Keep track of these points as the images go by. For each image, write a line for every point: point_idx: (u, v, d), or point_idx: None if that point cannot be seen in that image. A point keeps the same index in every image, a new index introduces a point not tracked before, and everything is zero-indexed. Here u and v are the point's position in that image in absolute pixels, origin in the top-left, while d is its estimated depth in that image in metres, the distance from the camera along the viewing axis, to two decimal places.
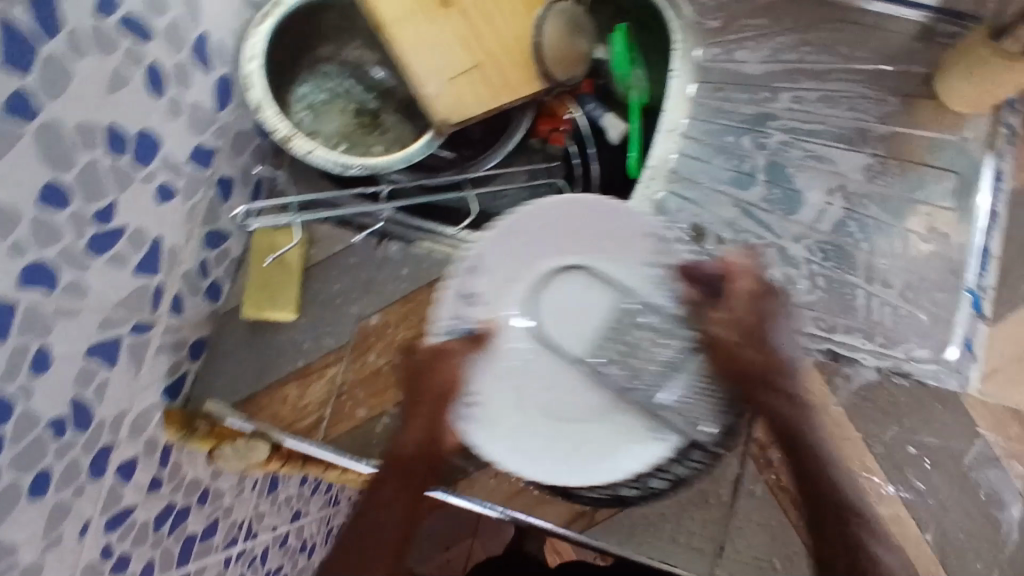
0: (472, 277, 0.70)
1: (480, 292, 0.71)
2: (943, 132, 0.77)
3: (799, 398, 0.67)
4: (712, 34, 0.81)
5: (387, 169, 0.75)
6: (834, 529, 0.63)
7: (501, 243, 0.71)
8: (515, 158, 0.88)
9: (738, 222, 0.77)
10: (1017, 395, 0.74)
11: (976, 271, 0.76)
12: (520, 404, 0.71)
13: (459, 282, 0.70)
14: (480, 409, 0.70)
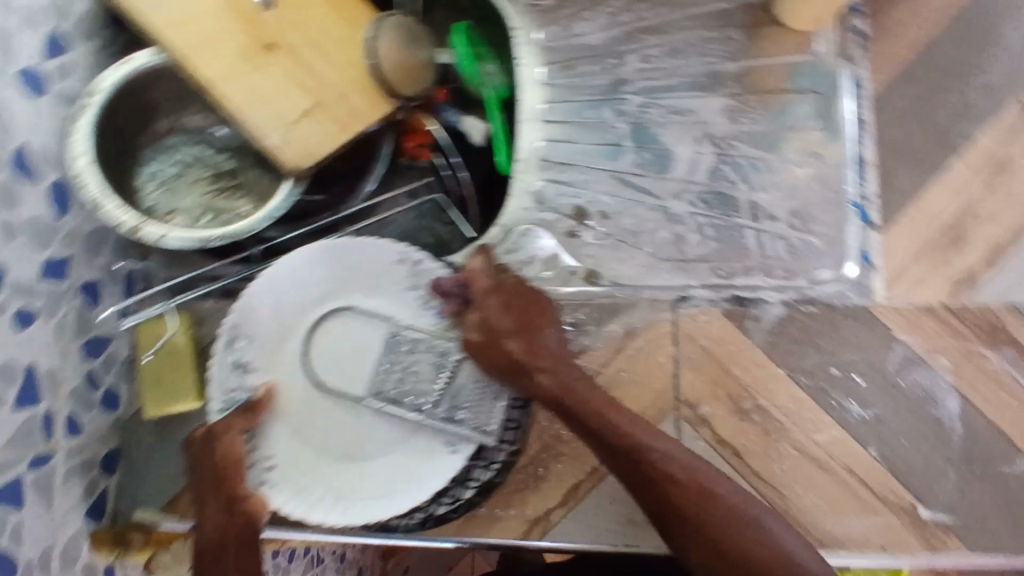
0: (238, 347, 0.69)
1: (253, 359, 0.70)
2: (793, 53, 0.77)
3: (573, 374, 0.65)
4: (546, 13, 0.80)
5: (252, 231, 0.72)
6: (661, 494, 0.59)
7: (259, 304, 0.70)
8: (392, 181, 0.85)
9: (617, 195, 0.77)
10: (928, 292, 0.72)
11: (856, 182, 0.74)
12: (318, 457, 0.69)
13: (224, 356, 0.69)
14: (281, 468, 0.68)
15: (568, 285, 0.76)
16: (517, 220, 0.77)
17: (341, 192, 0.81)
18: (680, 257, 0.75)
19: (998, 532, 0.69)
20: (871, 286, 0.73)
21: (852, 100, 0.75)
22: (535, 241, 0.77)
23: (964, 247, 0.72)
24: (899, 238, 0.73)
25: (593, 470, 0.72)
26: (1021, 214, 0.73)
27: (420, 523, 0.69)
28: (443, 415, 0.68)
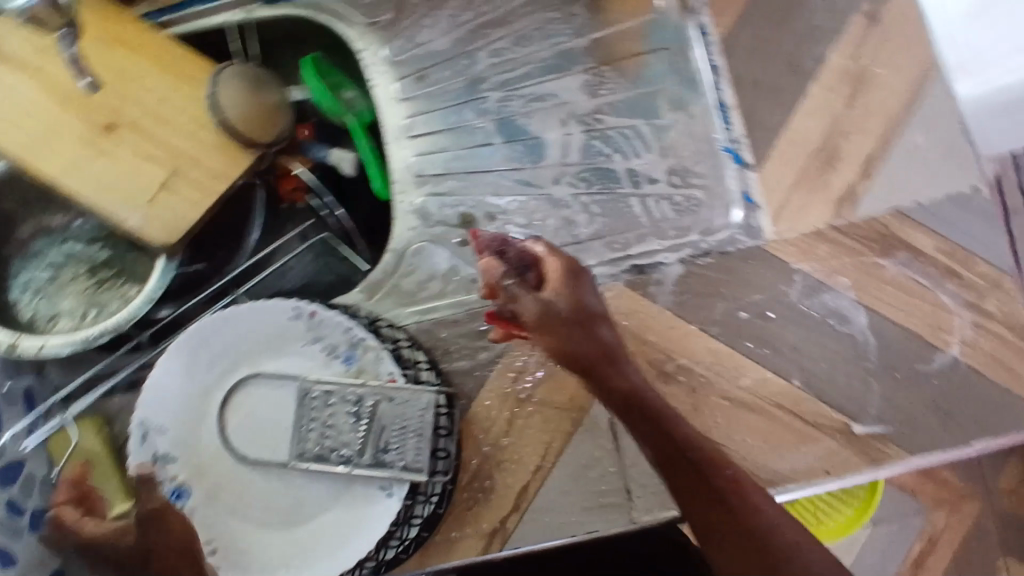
0: (152, 440, 0.68)
1: (170, 448, 0.69)
2: (637, 16, 0.77)
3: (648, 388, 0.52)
4: (388, 30, 0.79)
5: (132, 318, 0.72)
6: (723, 514, 0.45)
7: (164, 391, 0.69)
8: (278, 228, 0.84)
9: (499, 193, 0.77)
10: (814, 216, 0.73)
11: (721, 128, 0.75)
12: (256, 527, 0.68)
13: (141, 453, 0.67)
14: (221, 548, 0.67)
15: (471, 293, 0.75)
16: (408, 241, 0.76)
17: (222, 258, 0.81)
18: (575, 239, 0.75)
19: (930, 429, 0.70)
20: (760, 224, 0.73)
21: (702, 49, 0.76)
22: (429, 258, 0.76)
23: (838, 165, 0.73)
24: (776, 172, 0.74)
25: (537, 468, 0.72)
26: (885, 120, 0.74)
27: (373, 572, 0.66)
28: (371, 460, 0.67)
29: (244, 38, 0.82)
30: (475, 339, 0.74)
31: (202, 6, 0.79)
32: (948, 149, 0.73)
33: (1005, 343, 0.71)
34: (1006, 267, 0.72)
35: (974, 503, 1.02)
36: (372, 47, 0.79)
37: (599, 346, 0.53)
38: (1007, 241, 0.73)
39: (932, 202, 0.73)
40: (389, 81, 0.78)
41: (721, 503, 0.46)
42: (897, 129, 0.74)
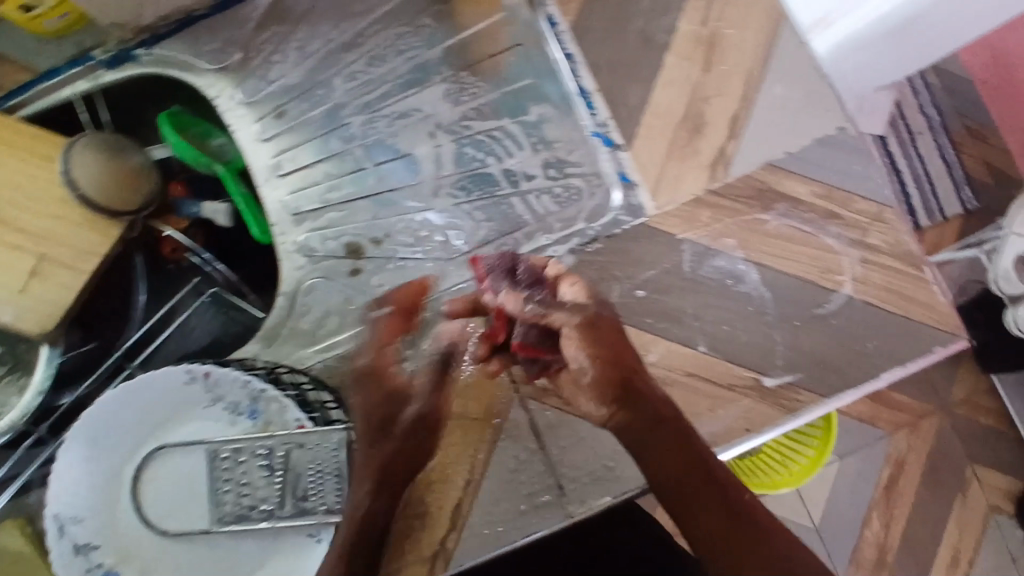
0: (69, 533, 0.67)
1: (88, 538, 0.67)
2: (485, 18, 0.77)
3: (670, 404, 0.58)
4: (239, 71, 0.77)
5: (24, 415, 0.73)
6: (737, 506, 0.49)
7: (70, 482, 0.67)
8: (167, 288, 0.82)
9: (380, 215, 0.76)
10: (690, 184, 0.74)
11: (587, 113, 0.75)
12: None
13: (60, 549, 0.66)
14: None
15: None
16: (297, 280, 0.75)
17: (113, 333, 0.80)
18: (463, 249, 0.75)
19: (839, 369, 0.71)
20: (641, 201, 0.74)
21: (555, 39, 0.76)
22: (323, 294, 0.75)
23: (705, 130, 0.74)
24: (646, 147, 0.74)
25: (467, 483, 0.71)
26: (743, 78, 0.75)
27: None
28: (292, 510, 0.67)
29: (98, 107, 0.80)
30: None
31: (47, 82, 0.76)
32: (808, 94, 0.74)
33: (895, 272, 0.72)
34: (885, 199, 0.73)
35: (931, 420, 1.06)
36: (226, 92, 0.77)
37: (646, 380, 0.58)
38: (882, 173, 0.74)
39: (802, 148, 0.73)
40: (250, 123, 0.77)
41: (705, 475, 0.51)
42: (756, 83, 0.75)
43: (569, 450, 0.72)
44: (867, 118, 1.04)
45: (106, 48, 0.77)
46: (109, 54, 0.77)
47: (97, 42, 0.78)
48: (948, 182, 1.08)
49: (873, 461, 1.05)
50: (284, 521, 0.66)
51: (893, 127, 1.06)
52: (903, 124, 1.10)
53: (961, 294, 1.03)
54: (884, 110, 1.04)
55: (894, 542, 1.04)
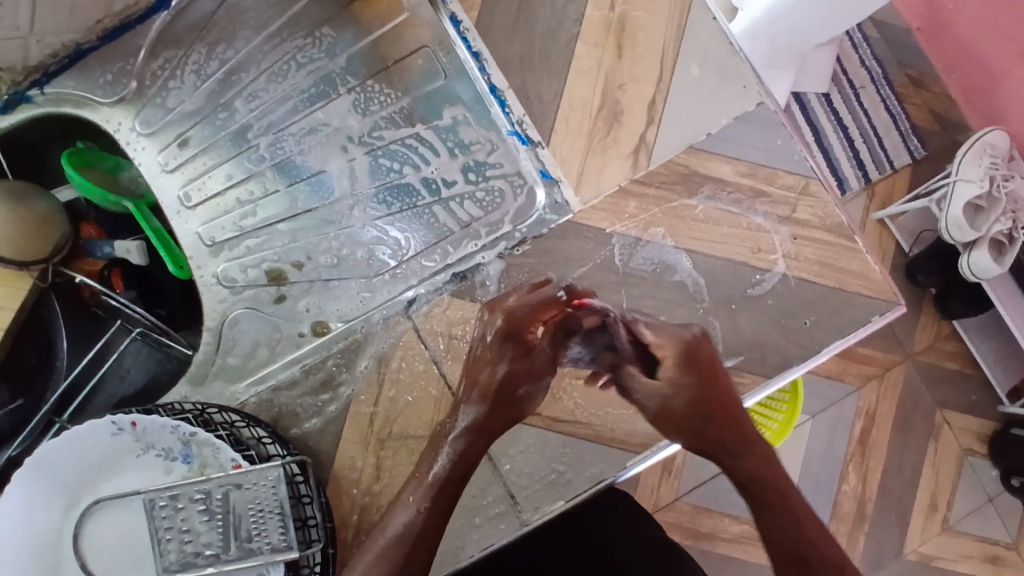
0: None
1: None
2: (386, 20, 0.73)
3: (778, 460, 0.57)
4: (136, 101, 0.74)
5: None
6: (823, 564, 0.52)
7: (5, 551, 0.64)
8: (93, 332, 0.79)
9: (299, 237, 0.73)
10: (612, 175, 0.72)
11: (500, 113, 0.73)
12: None
13: None
14: None
15: (300, 348, 0.72)
16: (221, 314, 0.72)
17: (43, 386, 0.76)
18: (390, 264, 0.73)
19: (779, 348, 0.70)
20: (565, 198, 0.72)
21: (460, 39, 0.73)
22: (249, 326, 0.72)
23: (623, 118, 0.72)
24: (565, 141, 0.72)
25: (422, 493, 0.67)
26: (657, 61, 0.73)
27: None
28: (237, 553, 0.64)
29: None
30: (318, 394, 0.71)
31: None
32: (723, 71, 0.73)
33: (826, 245, 0.72)
34: (809, 171, 0.72)
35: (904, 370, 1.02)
36: (125, 124, 0.74)
37: (727, 432, 0.56)
38: (804, 144, 0.73)
39: (723, 126, 0.72)
40: (153, 155, 0.73)
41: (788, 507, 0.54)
42: (670, 63, 0.73)
43: (519, 458, 0.69)
44: (807, 80, 1.00)
45: None
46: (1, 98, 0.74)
47: None
48: (893, 131, 1.03)
49: (847, 418, 1.01)
50: (230, 565, 0.63)
51: (836, 84, 1.03)
52: (850, 81, 1.03)
53: (914, 244, 1.02)
54: (825, 74, 1.00)
55: (873, 492, 1.00)
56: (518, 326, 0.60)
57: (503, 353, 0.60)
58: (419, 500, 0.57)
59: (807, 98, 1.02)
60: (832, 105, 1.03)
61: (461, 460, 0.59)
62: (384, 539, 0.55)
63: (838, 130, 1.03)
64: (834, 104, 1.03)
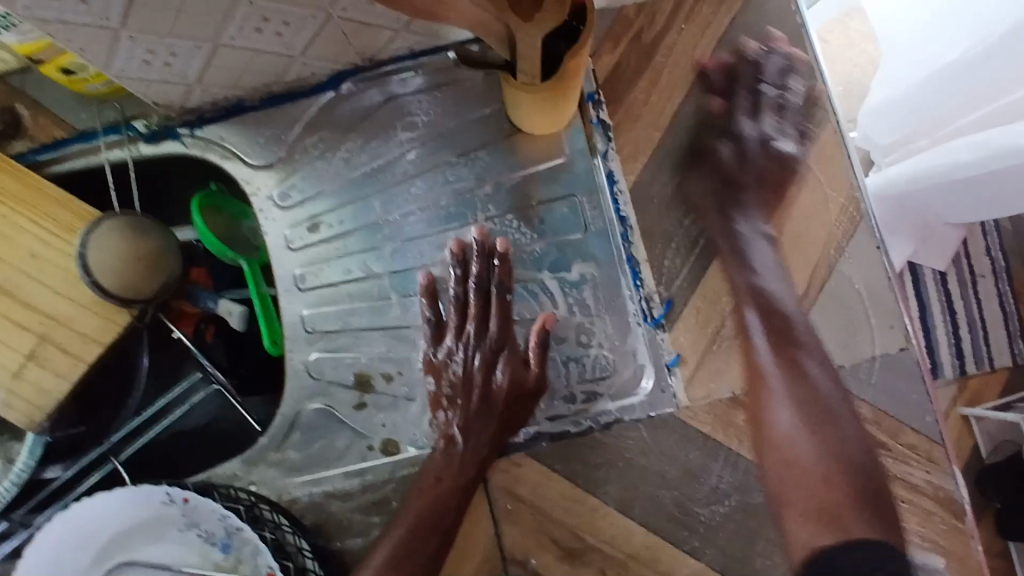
0: None
1: None
2: (545, 159, 0.72)
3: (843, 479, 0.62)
4: (283, 171, 0.75)
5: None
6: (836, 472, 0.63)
7: None
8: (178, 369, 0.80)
9: (395, 352, 0.72)
10: (729, 380, 0.68)
11: (630, 284, 0.70)
12: None
13: None
14: None
15: (364, 461, 0.70)
16: (299, 402, 0.72)
17: (107, 419, 0.76)
18: None
19: None
20: (674, 390, 0.68)
21: (611, 199, 0.71)
22: (323, 426, 0.71)
23: (755, 325, 0.69)
24: (689, 331, 0.69)
25: (455, 478, 0.64)
26: (807, 274, 0.69)
27: None
28: None
29: (128, 177, 0.79)
30: (370, 514, 0.69)
31: (82, 144, 0.76)
32: (873, 303, 0.68)
33: (932, 518, 0.67)
34: (937, 436, 0.67)
35: None
36: (264, 191, 0.75)
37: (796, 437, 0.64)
38: (936, 407, 0.68)
39: (859, 363, 0.68)
40: (282, 227, 0.74)
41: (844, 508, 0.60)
42: (819, 281, 0.69)
43: None
44: (925, 251, 0.78)
45: (148, 121, 0.76)
46: (150, 129, 0.76)
47: (140, 112, 0.76)
48: (1002, 329, 0.80)
49: None
50: None
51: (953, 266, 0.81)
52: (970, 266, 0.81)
53: (991, 451, 0.79)
54: (947, 250, 0.79)
55: None
56: (487, 354, 0.65)
57: (506, 372, 0.65)
58: (443, 499, 0.64)
59: (921, 271, 0.80)
60: (944, 287, 0.80)
61: (475, 459, 0.65)
62: (409, 521, 0.63)
63: (947, 316, 0.80)
64: (948, 287, 0.80)
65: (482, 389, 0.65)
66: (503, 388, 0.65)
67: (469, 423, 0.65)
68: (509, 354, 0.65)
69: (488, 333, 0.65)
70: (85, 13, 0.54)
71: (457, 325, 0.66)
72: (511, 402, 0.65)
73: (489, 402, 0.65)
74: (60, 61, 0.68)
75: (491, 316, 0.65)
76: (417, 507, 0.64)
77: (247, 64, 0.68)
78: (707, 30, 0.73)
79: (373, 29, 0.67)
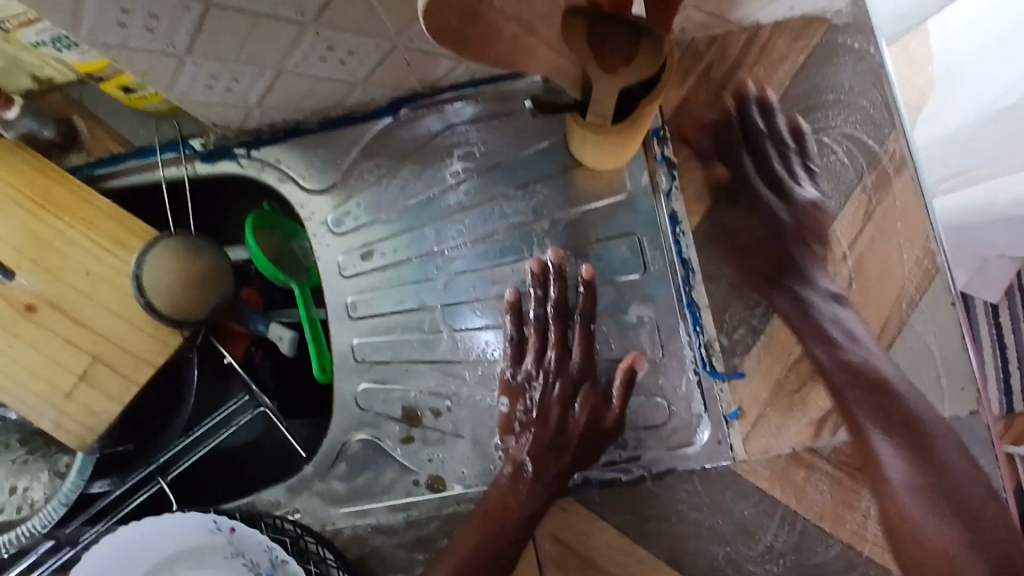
0: None
1: None
2: (605, 195, 0.70)
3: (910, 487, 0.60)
4: (338, 196, 0.74)
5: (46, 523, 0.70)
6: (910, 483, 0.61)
7: None
8: (230, 381, 0.82)
9: (445, 385, 0.71)
10: (790, 436, 0.66)
11: (690, 330, 0.68)
12: None
13: None
14: None
15: (409, 496, 0.69)
16: (345, 431, 0.71)
17: (155, 435, 0.76)
18: None
19: None
20: (730, 442, 0.66)
21: (673, 239, 0.69)
22: (369, 457, 0.71)
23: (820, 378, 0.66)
24: (750, 382, 0.67)
25: (524, 512, 0.62)
26: (875, 328, 0.67)
27: None
28: None
29: (183, 194, 0.78)
30: (414, 550, 0.68)
31: (138, 161, 0.76)
32: (945, 361, 0.66)
33: None
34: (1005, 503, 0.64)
35: None
36: (318, 215, 0.74)
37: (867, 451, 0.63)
38: (1006, 472, 0.64)
39: None
40: (335, 251, 0.74)
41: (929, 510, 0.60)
42: (888, 339, 0.66)
43: None
44: (975, 284, 0.75)
45: (205, 140, 0.75)
46: (207, 148, 0.75)
47: (197, 131, 0.76)
48: None
49: None
50: None
51: None
52: None
53: None
54: (999, 282, 0.75)
55: None
56: (567, 385, 0.65)
57: (585, 405, 0.64)
58: (515, 531, 0.62)
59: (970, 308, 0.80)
60: (994, 320, 0.77)
61: (547, 495, 0.63)
62: (464, 554, 0.61)
63: (999, 353, 0.76)
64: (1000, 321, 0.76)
65: (560, 421, 0.64)
66: (581, 426, 0.64)
67: (541, 453, 0.63)
68: (590, 387, 0.65)
69: (570, 361, 0.65)
70: (153, 40, 0.53)
71: (538, 349, 0.66)
72: (586, 440, 0.64)
73: (563, 434, 0.64)
74: (121, 80, 0.68)
75: (575, 347, 0.66)
76: (474, 539, 0.62)
77: (309, 89, 0.67)
78: (782, 67, 0.70)
79: (435, 58, 0.65)
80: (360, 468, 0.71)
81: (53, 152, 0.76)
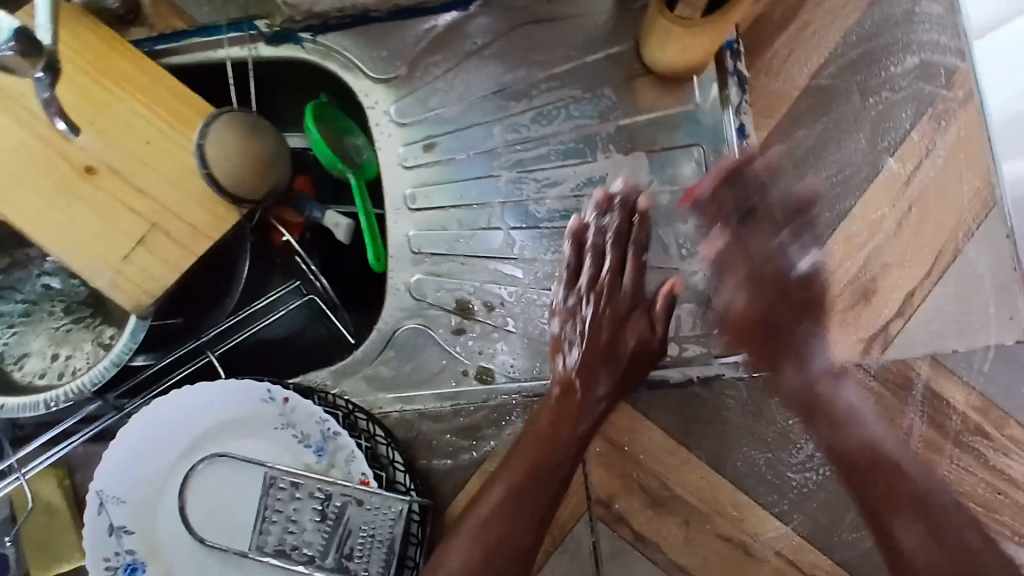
0: (110, 512, 0.66)
1: (127, 522, 0.66)
2: (671, 105, 0.70)
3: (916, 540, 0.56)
4: (400, 87, 0.73)
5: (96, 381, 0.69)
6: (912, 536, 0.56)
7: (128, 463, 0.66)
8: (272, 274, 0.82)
9: (501, 280, 0.71)
10: (839, 352, 0.67)
11: None
12: None
13: (96, 523, 0.66)
14: None
15: (458, 386, 0.70)
16: (398, 321, 0.72)
17: (204, 314, 0.77)
18: None
19: None
20: None
21: (738, 152, 0.69)
22: (419, 346, 0.71)
23: (873, 298, 0.67)
24: None
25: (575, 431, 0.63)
26: (931, 255, 0.68)
27: None
28: (333, 564, 0.64)
29: (244, 77, 0.77)
30: (461, 437, 0.70)
31: (201, 39, 0.74)
32: (997, 290, 0.67)
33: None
34: None
35: None
36: (379, 106, 0.74)
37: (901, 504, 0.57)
38: None
39: (970, 352, 0.67)
40: (396, 142, 0.73)
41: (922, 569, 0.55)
42: (941, 267, 0.67)
43: None
44: None
45: (270, 22, 0.74)
46: (272, 30, 0.74)
47: (264, 13, 0.74)
48: None
49: None
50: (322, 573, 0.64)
51: None
52: None
53: None
54: None
55: None
56: (617, 310, 0.67)
57: (635, 327, 0.66)
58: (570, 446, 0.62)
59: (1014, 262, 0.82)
60: None
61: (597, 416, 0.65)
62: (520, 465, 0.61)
63: None
64: None
65: (610, 341, 0.66)
66: (629, 348, 0.66)
67: (592, 370, 0.65)
68: (640, 313, 0.67)
69: (622, 287, 0.67)
70: None
71: (592, 273, 0.67)
72: (634, 361, 0.66)
73: (613, 354, 0.65)
74: None
75: (625, 272, 0.67)
76: (527, 451, 0.62)
77: None
78: None
79: None
80: (412, 357, 0.71)
81: (116, 24, 0.76)
